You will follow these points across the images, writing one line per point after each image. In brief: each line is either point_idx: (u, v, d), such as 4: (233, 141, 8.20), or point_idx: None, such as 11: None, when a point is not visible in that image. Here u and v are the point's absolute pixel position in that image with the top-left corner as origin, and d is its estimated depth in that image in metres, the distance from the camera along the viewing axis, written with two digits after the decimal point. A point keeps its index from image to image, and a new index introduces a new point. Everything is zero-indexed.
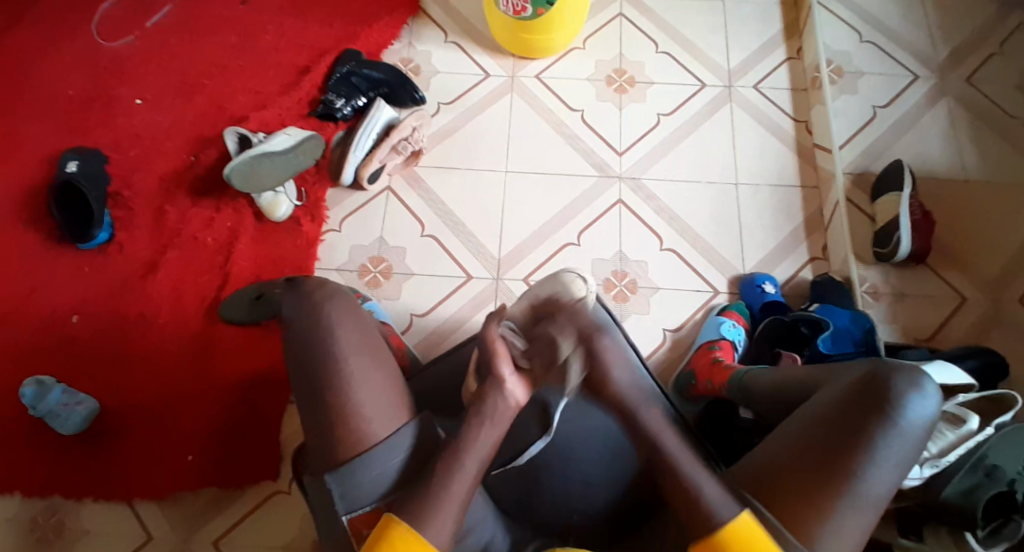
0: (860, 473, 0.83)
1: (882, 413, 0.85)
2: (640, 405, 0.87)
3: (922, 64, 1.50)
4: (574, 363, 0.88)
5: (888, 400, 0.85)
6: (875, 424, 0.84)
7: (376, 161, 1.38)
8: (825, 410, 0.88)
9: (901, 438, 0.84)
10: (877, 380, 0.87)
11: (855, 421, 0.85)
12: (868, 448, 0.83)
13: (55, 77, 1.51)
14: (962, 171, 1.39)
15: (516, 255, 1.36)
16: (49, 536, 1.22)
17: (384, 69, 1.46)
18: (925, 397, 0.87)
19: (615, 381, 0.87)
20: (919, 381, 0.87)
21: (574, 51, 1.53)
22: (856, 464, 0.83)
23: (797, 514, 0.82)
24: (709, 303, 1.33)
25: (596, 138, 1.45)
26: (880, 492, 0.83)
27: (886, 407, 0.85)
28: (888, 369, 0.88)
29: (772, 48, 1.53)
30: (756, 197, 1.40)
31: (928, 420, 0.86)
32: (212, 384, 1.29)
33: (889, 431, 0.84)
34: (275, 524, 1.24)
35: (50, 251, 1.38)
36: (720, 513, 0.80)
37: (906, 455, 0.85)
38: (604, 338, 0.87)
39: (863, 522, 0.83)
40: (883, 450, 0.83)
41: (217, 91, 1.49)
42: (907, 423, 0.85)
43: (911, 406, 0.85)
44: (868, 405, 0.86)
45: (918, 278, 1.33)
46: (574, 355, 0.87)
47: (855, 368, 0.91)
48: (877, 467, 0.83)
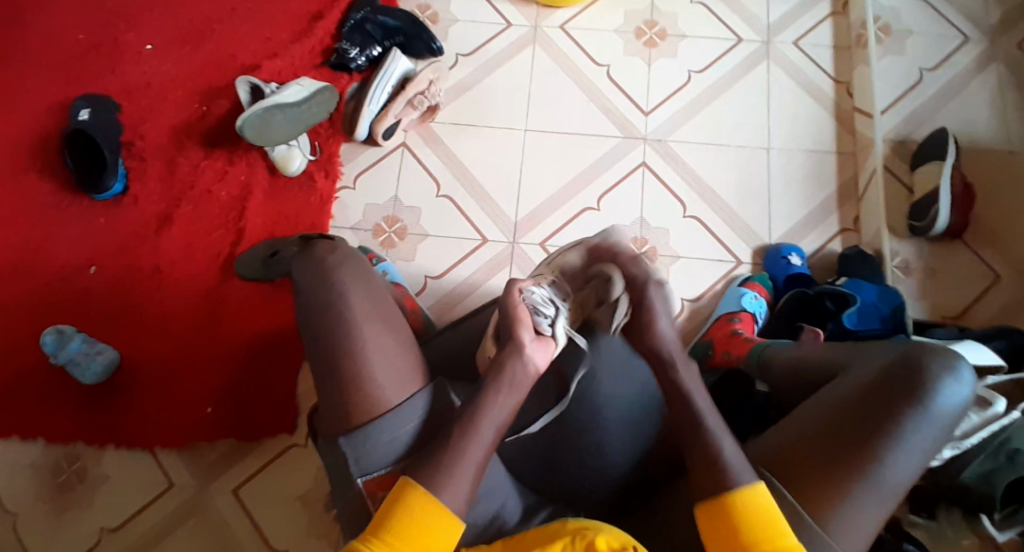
0: (882, 456, 0.81)
1: (911, 396, 0.82)
2: (675, 361, 0.91)
3: (975, 24, 1.38)
4: (622, 307, 0.97)
5: (918, 383, 0.83)
6: (902, 409, 0.82)
7: (391, 116, 1.33)
8: (853, 391, 0.85)
9: (929, 424, 0.82)
10: (910, 362, 0.84)
11: (882, 403, 0.83)
12: (894, 433, 0.81)
13: (65, 19, 1.47)
14: (1009, 140, 1.31)
15: (534, 219, 1.32)
16: (73, 479, 1.26)
17: (400, 16, 1.38)
18: (960, 383, 0.84)
19: (657, 331, 0.93)
20: (955, 365, 0.84)
21: (602, 0, 1.44)
22: (881, 449, 0.81)
23: (815, 493, 0.81)
24: (731, 273, 1.29)
25: (621, 96, 1.38)
26: (902, 477, 0.81)
27: (915, 391, 0.82)
28: (923, 350, 0.85)
29: (816, 2, 1.43)
30: (787, 162, 1.34)
31: (959, 406, 0.83)
32: (227, 338, 1.30)
33: (917, 414, 0.82)
34: (291, 474, 1.26)
35: (65, 201, 1.37)
36: (743, 475, 0.80)
37: (933, 440, 0.82)
38: (655, 288, 0.95)
39: (881, 508, 0.81)
40: (909, 435, 0.81)
41: (228, 37, 1.44)
42: (938, 408, 0.82)
43: (942, 390, 0.83)
44: (896, 388, 0.83)
45: (951, 252, 1.27)
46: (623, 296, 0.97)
47: (890, 348, 0.88)
48: (901, 451, 0.81)
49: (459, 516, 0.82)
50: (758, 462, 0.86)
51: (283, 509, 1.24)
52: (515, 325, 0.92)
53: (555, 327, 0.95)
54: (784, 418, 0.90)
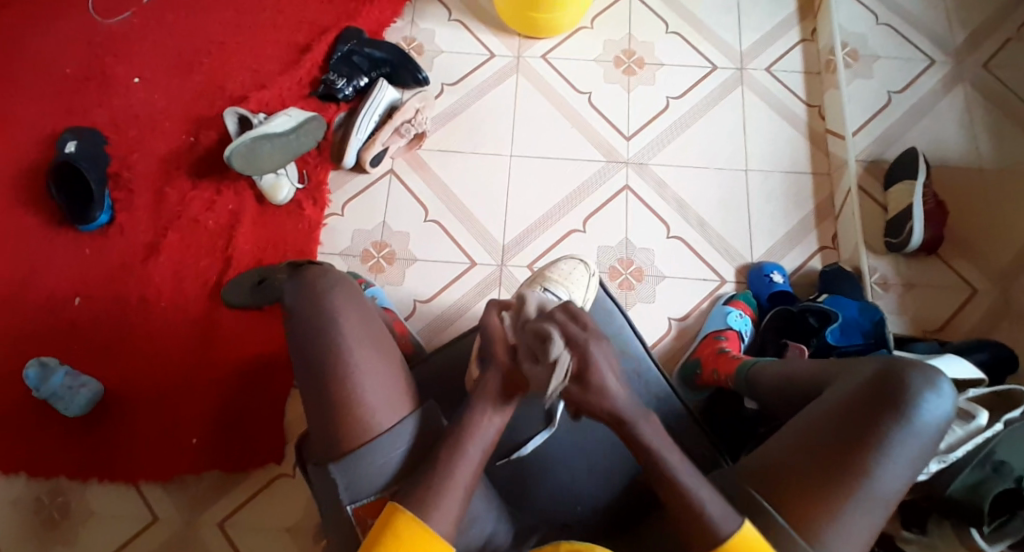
0: (869, 472, 0.82)
1: (894, 411, 0.84)
2: (636, 420, 0.82)
3: (938, 49, 1.45)
4: (562, 365, 0.79)
5: (900, 398, 0.84)
6: (887, 423, 0.83)
7: (379, 144, 1.35)
8: (836, 408, 0.87)
9: (913, 437, 0.83)
10: (891, 378, 0.86)
11: (867, 417, 0.84)
12: (880, 446, 0.82)
13: (53, 53, 1.48)
14: (977, 157, 1.36)
15: (520, 242, 1.34)
16: (55, 515, 1.23)
17: (387, 48, 1.42)
18: (941, 396, 0.85)
19: (607, 393, 0.81)
20: (935, 379, 0.86)
21: (582, 31, 1.49)
22: (867, 462, 0.82)
23: (805, 511, 0.82)
24: (716, 292, 1.31)
25: (604, 122, 1.42)
26: (890, 492, 0.82)
27: (898, 406, 0.84)
28: (904, 366, 0.87)
29: (786, 30, 1.49)
30: (766, 183, 1.38)
31: (941, 420, 0.85)
32: (214, 367, 1.29)
33: (901, 429, 0.83)
34: (279, 507, 1.24)
35: (51, 233, 1.36)
36: (726, 525, 0.79)
37: (917, 455, 0.84)
38: (597, 347, 0.80)
39: (872, 523, 0.82)
40: (894, 449, 0.83)
41: (216, 69, 1.46)
42: (921, 421, 0.84)
43: (924, 404, 0.84)
44: (879, 403, 0.85)
45: (928, 268, 1.31)
46: (563, 355, 0.79)
47: (871, 364, 0.90)
48: (888, 466, 0.82)
49: (447, 539, 0.81)
50: (747, 481, 0.86)
51: (272, 542, 1.22)
52: (497, 346, 0.87)
53: None
54: (771, 437, 0.91)
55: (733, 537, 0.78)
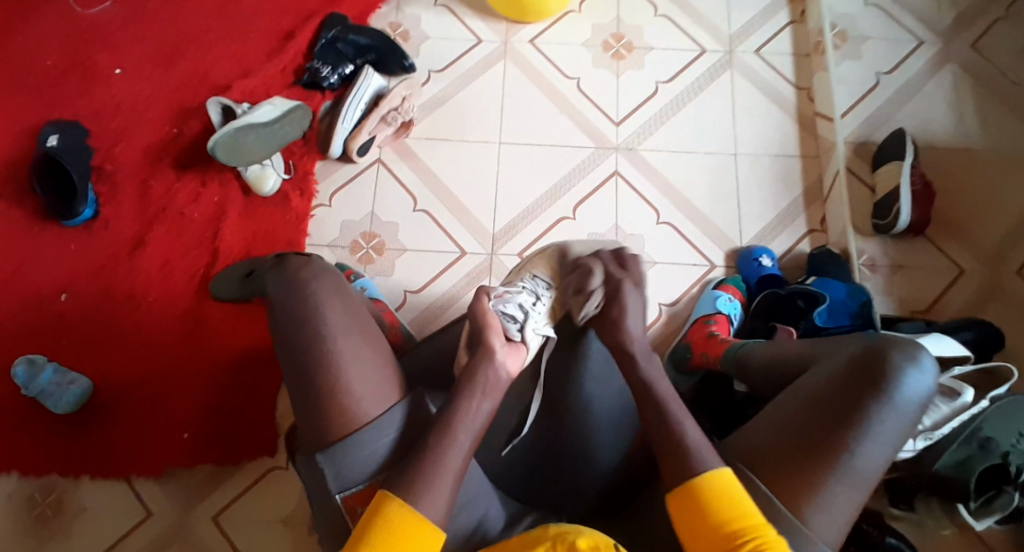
0: (852, 447, 0.83)
1: (877, 387, 0.85)
2: (642, 356, 0.93)
3: (927, 29, 1.44)
4: (595, 297, 1.02)
5: (882, 374, 0.86)
6: (869, 399, 0.85)
7: (365, 132, 1.33)
8: (820, 387, 0.88)
9: (896, 413, 0.85)
10: (873, 355, 0.88)
11: (850, 395, 0.85)
12: (863, 423, 0.83)
13: (29, 43, 1.45)
14: (964, 138, 1.36)
15: (510, 231, 1.33)
16: (49, 511, 1.23)
17: (371, 34, 1.40)
18: (922, 372, 0.87)
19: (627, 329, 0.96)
20: (916, 355, 0.88)
21: (570, 15, 1.47)
22: (851, 438, 0.83)
23: (790, 486, 0.82)
24: (705, 277, 1.32)
25: (592, 108, 1.40)
26: (874, 466, 0.83)
27: (880, 382, 0.85)
28: (886, 344, 0.89)
29: (776, 11, 1.48)
30: (754, 166, 1.37)
31: (923, 396, 0.86)
32: (203, 360, 1.29)
33: (884, 405, 0.84)
34: (273, 498, 1.25)
35: (35, 227, 1.35)
36: (705, 464, 0.81)
37: (900, 430, 0.85)
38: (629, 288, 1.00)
39: (856, 497, 0.83)
40: (877, 425, 0.83)
41: (198, 57, 1.43)
42: (902, 397, 0.85)
43: (906, 382, 0.86)
44: (863, 382, 0.86)
45: (916, 249, 1.32)
46: (597, 290, 1.03)
47: (854, 343, 0.91)
48: (871, 441, 0.83)
49: (438, 525, 0.82)
50: (733, 458, 0.87)
51: (265, 533, 1.23)
52: (486, 333, 0.95)
53: (524, 332, 0.99)
54: (757, 416, 0.92)
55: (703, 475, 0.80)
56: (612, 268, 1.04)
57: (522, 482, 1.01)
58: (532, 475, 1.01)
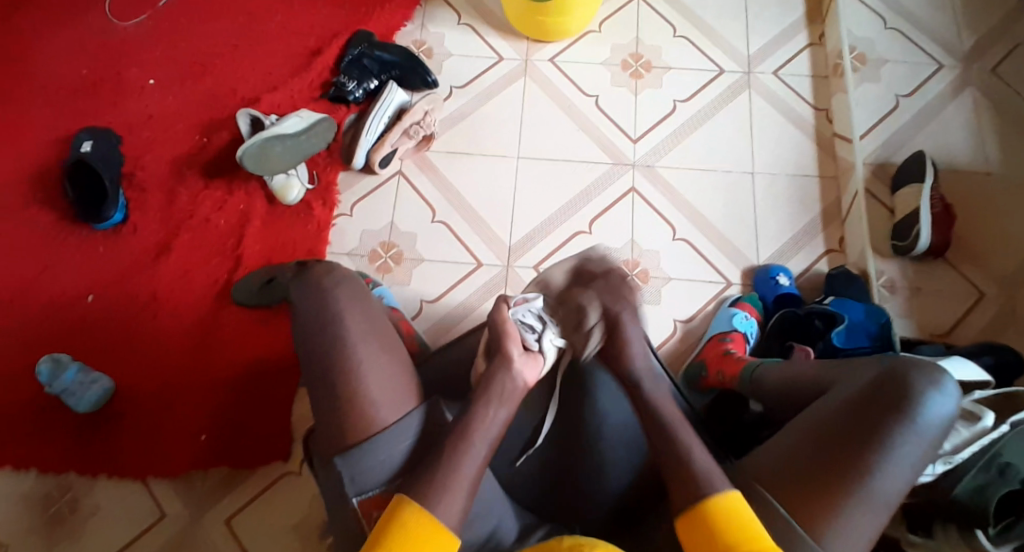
0: (872, 469, 0.82)
1: (898, 409, 0.84)
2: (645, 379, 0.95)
3: (948, 52, 1.45)
4: (595, 335, 1.00)
5: (904, 396, 0.85)
6: (891, 422, 0.84)
7: (388, 145, 1.36)
8: (840, 407, 0.87)
9: (917, 437, 0.84)
10: (894, 377, 0.87)
11: (871, 417, 0.84)
12: (883, 445, 0.83)
13: (70, 55, 1.51)
14: (986, 161, 1.36)
15: (526, 244, 1.35)
16: (64, 510, 1.25)
17: (395, 51, 1.43)
18: (945, 396, 0.86)
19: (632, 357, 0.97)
20: (938, 379, 0.87)
21: (589, 35, 1.50)
22: (871, 460, 0.82)
23: (809, 508, 0.82)
24: (721, 294, 1.32)
25: (610, 124, 1.43)
26: (894, 490, 0.82)
27: (902, 404, 0.84)
28: (908, 366, 0.88)
29: (794, 33, 1.49)
30: (772, 186, 1.38)
31: (945, 420, 0.85)
32: (222, 366, 1.31)
33: (905, 428, 0.83)
34: (284, 505, 1.25)
35: (66, 231, 1.39)
36: (719, 484, 0.81)
37: (920, 455, 0.84)
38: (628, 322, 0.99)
39: (875, 522, 0.82)
40: (897, 448, 0.83)
41: (229, 71, 1.48)
42: (924, 420, 0.84)
43: (928, 405, 0.85)
44: (884, 403, 0.85)
45: (936, 271, 1.30)
46: (597, 325, 1.01)
47: (876, 364, 0.90)
48: (892, 464, 0.82)
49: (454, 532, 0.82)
50: (750, 478, 0.87)
51: (276, 539, 1.23)
52: (504, 342, 0.95)
53: (541, 343, 0.99)
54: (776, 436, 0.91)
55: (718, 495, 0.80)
56: (609, 304, 1.01)
57: (534, 495, 1.01)
58: (544, 488, 1.01)
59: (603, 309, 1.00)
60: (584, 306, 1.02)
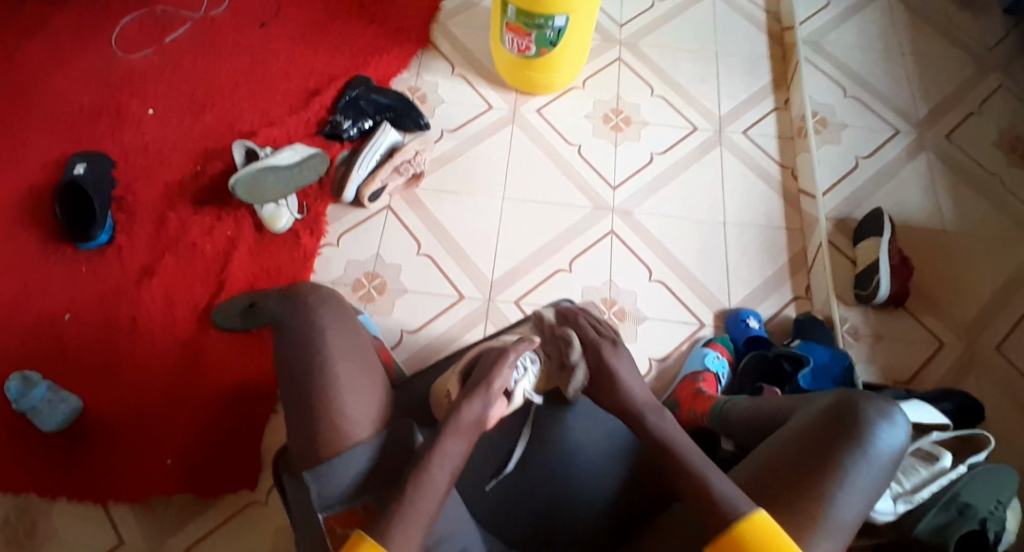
0: (827, 496, 0.84)
1: (851, 437, 0.87)
2: (645, 411, 0.93)
3: (902, 120, 1.57)
4: (579, 370, 0.98)
5: (855, 426, 0.88)
6: (844, 450, 0.86)
7: (378, 181, 1.42)
8: (797, 437, 0.90)
9: (869, 465, 0.86)
10: (847, 407, 0.90)
11: (825, 446, 0.87)
12: (837, 473, 0.85)
13: (72, 84, 1.56)
14: (939, 219, 1.45)
15: (508, 279, 1.39)
16: (19, 533, 1.20)
17: (392, 95, 1.52)
18: (894, 427, 0.89)
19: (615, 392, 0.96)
20: (889, 411, 0.90)
21: (574, 90, 1.60)
22: (826, 488, 0.84)
23: None
24: (695, 335, 1.36)
25: (592, 172, 1.50)
26: (850, 518, 0.84)
27: (854, 433, 0.87)
28: (859, 398, 0.91)
29: (761, 98, 1.61)
30: (742, 235, 1.45)
31: (896, 451, 0.88)
32: (196, 387, 1.30)
33: (857, 456, 0.86)
34: (248, 535, 1.22)
35: (50, 250, 1.39)
36: (741, 506, 0.80)
37: (874, 485, 0.86)
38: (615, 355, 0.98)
39: (833, 550, 0.83)
40: (851, 476, 0.85)
41: (227, 107, 1.54)
42: (876, 449, 0.86)
43: (879, 436, 0.87)
44: (837, 433, 0.88)
45: (896, 320, 1.37)
46: (580, 362, 0.98)
47: (831, 396, 0.93)
48: (847, 492, 0.84)
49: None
50: None
51: None
52: (490, 374, 0.89)
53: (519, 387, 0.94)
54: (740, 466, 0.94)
55: (744, 519, 0.79)
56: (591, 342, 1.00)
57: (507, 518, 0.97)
58: (517, 513, 0.97)
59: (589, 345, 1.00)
60: (570, 341, 1.00)
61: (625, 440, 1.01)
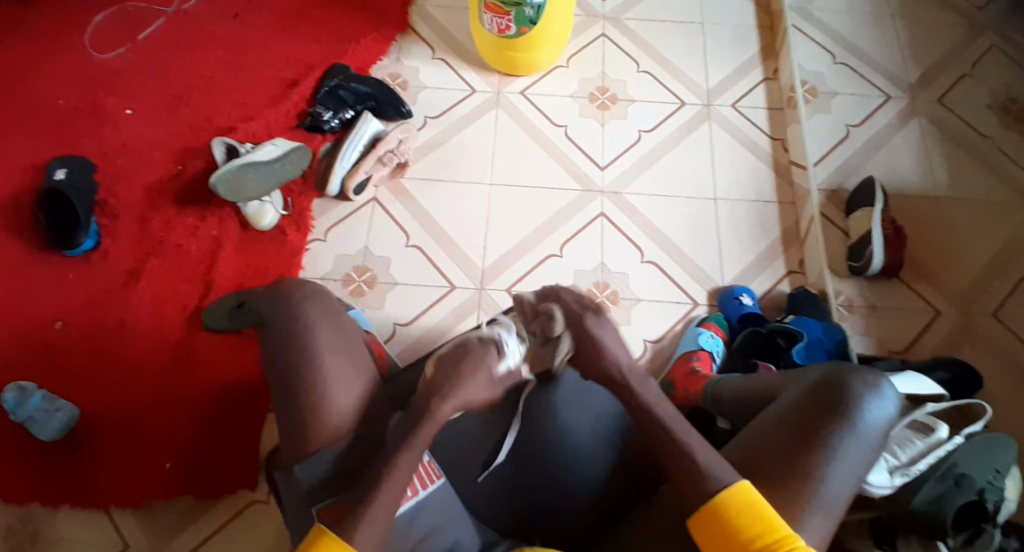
0: (817, 472, 0.83)
1: (838, 413, 0.86)
2: (633, 381, 0.88)
3: (894, 85, 1.54)
4: (564, 342, 0.91)
5: (843, 400, 0.87)
6: (832, 425, 0.86)
7: (362, 172, 1.39)
8: (786, 413, 0.89)
9: (858, 439, 0.86)
10: (833, 382, 0.89)
11: (814, 421, 0.87)
12: (826, 448, 0.84)
13: (47, 85, 1.53)
14: (933, 186, 1.43)
15: (498, 267, 1.38)
16: (25, 542, 1.21)
17: (371, 83, 1.48)
18: (884, 399, 0.88)
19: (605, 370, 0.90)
20: (877, 384, 0.89)
21: (558, 70, 1.56)
22: (815, 464, 0.84)
23: None
24: (689, 314, 1.35)
25: (579, 153, 1.48)
26: (841, 493, 0.83)
27: (842, 406, 0.87)
28: (847, 372, 0.91)
29: (750, 69, 1.58)
30: (733, 211, 1.44)
31: (885, 423, 0.87)
32: (190, 391, 1.29)
33: (846, 430, 0.85)
34: (251, 533, 1.23)
35: (35, 258, 1.38)
36: (725, 477, 0.80)
37: (864, 459, 0.85)
38: (599, 322, 0.91)
39: (825, 526, 0.83)
40: (840, 450, 0.85)
41: (206, 102, 1.51)
42: (865, 423, 0.86)
43: (866, 409, 0.87)
44: (826, 407, 0.87)
45: (890, 290, 1.36)
46: (565, 334, 0.91)
47: (819, 370, 0.93)
48: (837, 467, 0.84)
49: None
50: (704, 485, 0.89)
51: None
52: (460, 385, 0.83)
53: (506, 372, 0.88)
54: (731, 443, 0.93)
55: (726, 491, 0.79)
56: (577, 310, 0.92)
57: (494, 510, 0.99)
58: (507, 507, 0.98)
59: (571, 314, 0.92)
60: (553, 313, 0.92)
61: (614, 424, 1.01)
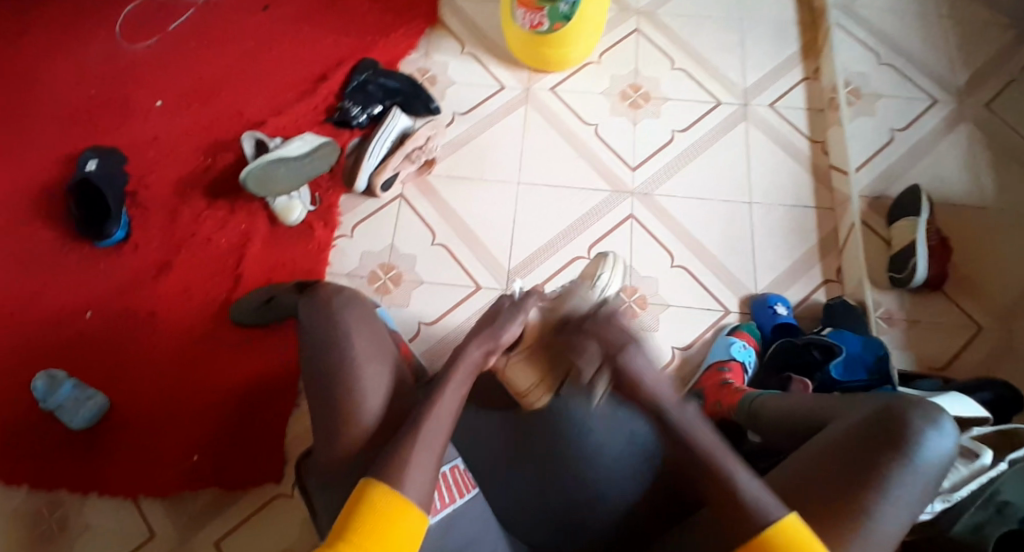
0: (870, 511, 0.80)
1: (895, 450, 0.82)
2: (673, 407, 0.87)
3: (941, 88, 1.48)
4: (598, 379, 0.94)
5: (901, 435, 0.83)
6: (888, 462, 0.82)
7: (390, 169, 1.37)
8: (837, 444, 0.85)
9: (915, 477, 0.82)
10: (892, 414, 0.85)
11: (868, 457, 0.83)
12: (881, 487, 0.81)
13: (81, 76, 1.54)
14: (980, 197, 1.37)
15: (526, 266, 1.36)
16: (53, 528, 1.23)
17: (400, 78, 1.47)
18: (943, 435, 0.84)
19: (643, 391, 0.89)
20: (937, 418, 0.85)
21: (589, 66, 1.53)
22: (869, 503, 0.80)
23: None
24: (720, 322, 1.32)
25: (610, 153, 1.45)
26: (892, 532, 0.80)
27: (899, 443, 0.83)
28: (904, 403, 0.86)
29: (789, 68, 1.52)
30: (769, 216, 1.39)
31: (943, 460, 0.83)
32: (218, 385, 1.30)
33: (902, 469, 0.82)
34: (274, 526, 1.23)
35: (67, 247, 1.40)
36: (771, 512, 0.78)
37: (917, 496, 0.82)
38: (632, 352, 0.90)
39: None
40: (895, 489, 0.81)
41: (235, 95, 1.51)
42: (922, 461, 0.82)
43: (925, 444, 0.83)
44: (882, 443, 0.83)
45: (932, 303, 1.30)
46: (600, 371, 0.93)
47: (875, 400, 0.88)
48: (890, 506, 0.80)
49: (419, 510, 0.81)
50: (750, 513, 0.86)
51: None
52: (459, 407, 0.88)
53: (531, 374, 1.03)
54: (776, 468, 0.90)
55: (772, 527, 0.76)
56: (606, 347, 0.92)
57: (529, 523, 0.97)
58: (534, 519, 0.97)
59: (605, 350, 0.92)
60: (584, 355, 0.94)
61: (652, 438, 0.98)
